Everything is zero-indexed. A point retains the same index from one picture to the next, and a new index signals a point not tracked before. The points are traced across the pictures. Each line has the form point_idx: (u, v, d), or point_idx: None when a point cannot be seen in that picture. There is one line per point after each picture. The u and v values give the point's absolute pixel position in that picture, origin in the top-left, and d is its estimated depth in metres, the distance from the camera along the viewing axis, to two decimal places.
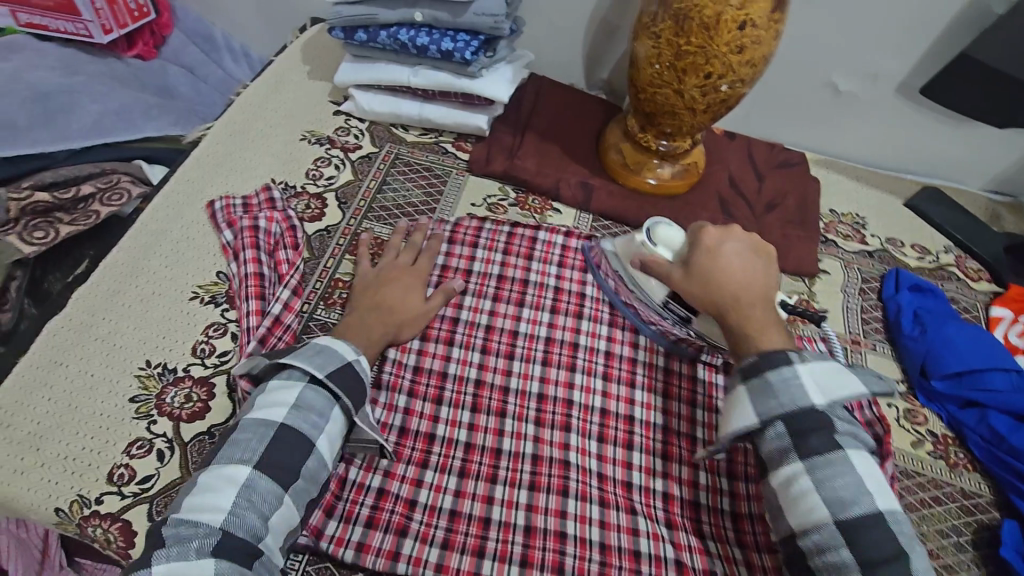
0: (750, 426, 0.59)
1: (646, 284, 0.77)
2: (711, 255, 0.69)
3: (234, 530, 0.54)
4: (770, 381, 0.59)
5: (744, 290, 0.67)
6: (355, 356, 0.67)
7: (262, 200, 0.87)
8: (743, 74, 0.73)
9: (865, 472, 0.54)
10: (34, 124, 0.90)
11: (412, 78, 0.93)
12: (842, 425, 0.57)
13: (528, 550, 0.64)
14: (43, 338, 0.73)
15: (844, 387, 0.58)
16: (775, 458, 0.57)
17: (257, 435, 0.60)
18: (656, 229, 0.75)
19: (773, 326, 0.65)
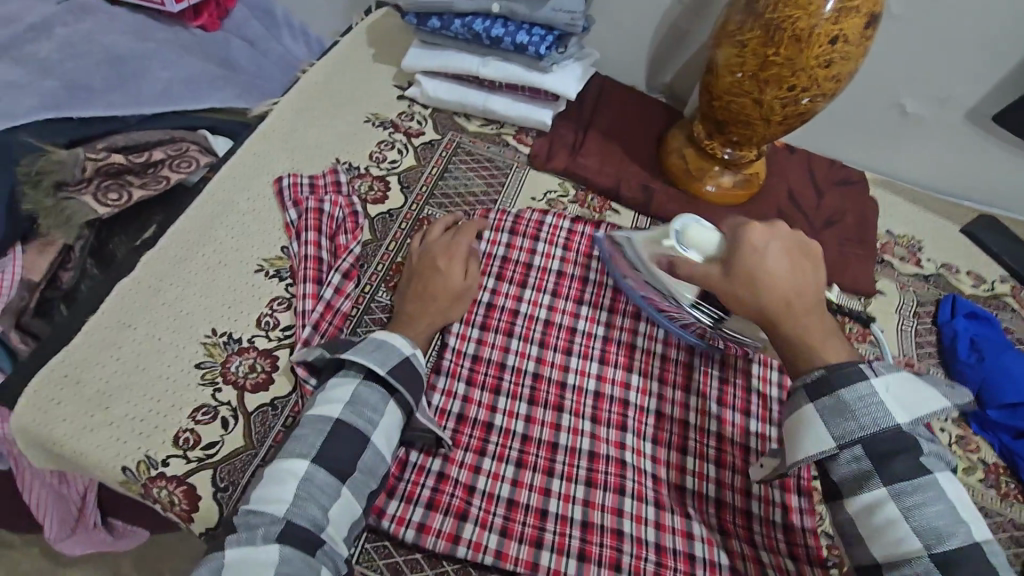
0: (827, 451, 0.56)
1: (665, 283, 0.72)
2: (755, 256, 0.62)
3: (296, 520, 0.55)
4: (845, 400, 0.56)
5: (795, 296, 0.61)
6: (411, 351, 0.68)
7: (328, 182, 0.88)
8: (826, 89, 0.74)
9: (954, 495, 0.52)
10: (109, 87, 0.91)
11: (481, 69, 0.94)
12: (926, 445, 0.55)
13: (585, 544, 0.64)
14: (113, 299, 0.74)
15: (925, 403, 0.55)
16: (852, 484, 0.55)
17: (314, 430, 0.60)
18: (686, 229, 0.68)
19: (829, 338, 0.60)
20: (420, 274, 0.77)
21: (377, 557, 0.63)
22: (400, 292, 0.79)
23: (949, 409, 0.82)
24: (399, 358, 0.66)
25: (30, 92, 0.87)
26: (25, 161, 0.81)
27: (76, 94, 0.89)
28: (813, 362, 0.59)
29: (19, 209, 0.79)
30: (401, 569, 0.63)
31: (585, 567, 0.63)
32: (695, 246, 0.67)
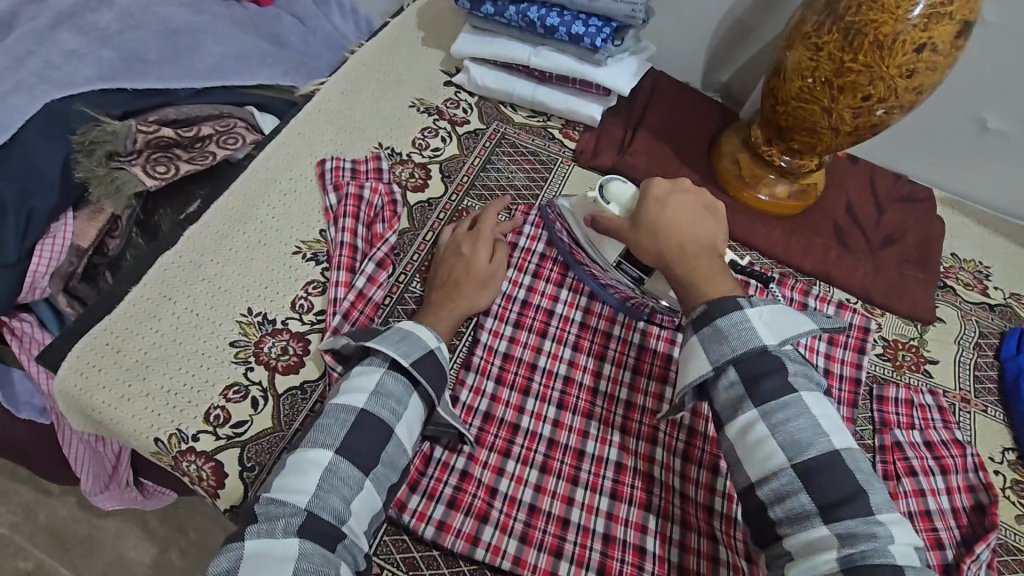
0: (706, 376, 0.58)
1: (598, 244, 0.76)
2: (657, 206, 0.66)
3: (319, 511, 0.55)
4: (724, 329, 0.58)
5: (689, 240, 0.64)
6: (436, 344, 0.67)
7: (370, 168, 0.87)
8: (905, 101, 0.69)
9: (818, 412, 0.53)
10: (164, 60, 0.92)
11: (532, 59, 0.91)
12: (796, 366, 0.56)
13: (606, 558, 0.63)
14: (155, 271, 0.75)
15: (794, 327, 0.58)
16: (729, 410, 0.56)
17: (337, 420, 0.60)
18: (607, 185, 0.72)
19: (718, 276, 0.62)
20: (446, 260, 0.77)
21: (395, 550, 0.63)
22: (431, 282, 0.77)
23: (1006, 450, 0.77)
24: (424, 350, 0.65)
25: (90, 61, 0.87)
26: (80, 130, 0.82)
27: (131, 65, 0.89)
28: (697, 297, 0.62)
29: (72, 175, 0.81)
30: (418, 566, 0.62)
31: None
32: (615, 201, 0.70)
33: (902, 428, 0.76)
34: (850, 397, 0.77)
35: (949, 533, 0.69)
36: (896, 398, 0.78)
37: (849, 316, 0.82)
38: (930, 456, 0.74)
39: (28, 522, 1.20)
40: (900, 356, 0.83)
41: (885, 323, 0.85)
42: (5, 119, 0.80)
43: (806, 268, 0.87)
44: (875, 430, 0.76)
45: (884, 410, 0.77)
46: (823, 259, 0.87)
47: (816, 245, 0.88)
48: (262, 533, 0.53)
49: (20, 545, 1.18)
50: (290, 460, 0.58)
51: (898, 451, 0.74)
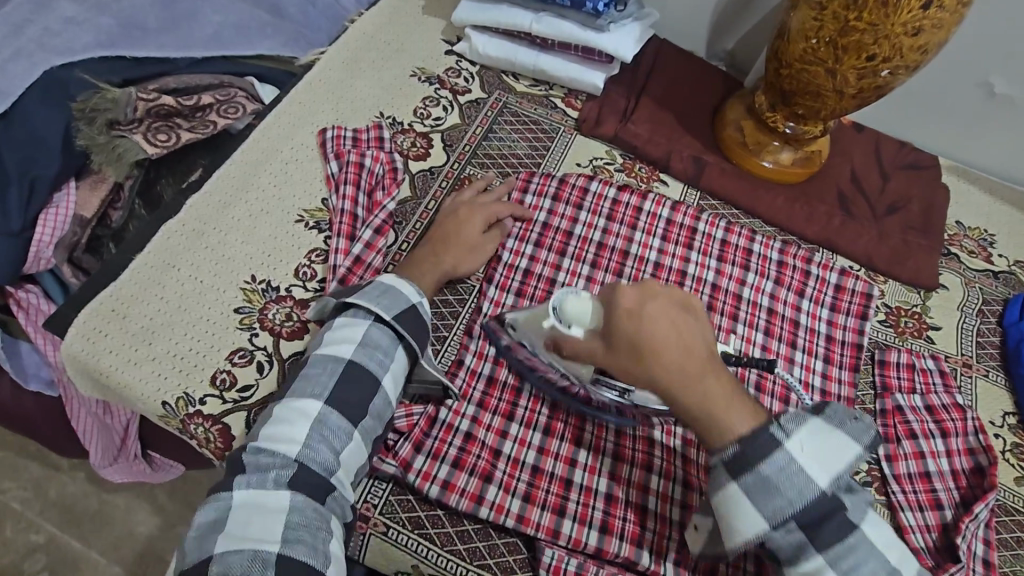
0: (760, 531, 0.52)
1: (561, 360, 0.67)
2: (632, 323, 0.54)
3: (309, 463, 0.57)
4: (767, 476, 0.52)
5: (684, 361, 0.53)
6: (418, 299, 0.68)
7: (371, 137, 0.86)
8: (909, 61, 0.68)
9: (878, 537, 0.52)
10: (162, 28, 0.91)
11: (534, 25, 0.90)
12: (846, 496, 0.53)
13: (608, 517, 0.64)
14: (158, 240, 0.76)
15: (840, 454, 0.53)
16: (790, 556, 0.52)
17: (326, 370, 0.61)
18: (562, 305, 0.63)
19: (733, 401, 0.53)
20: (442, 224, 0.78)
21: (399, 509, 0.64)
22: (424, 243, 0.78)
23: (1006, 415, 0.78)
24: (407, 305, 0.67)
25: (87, 28, 0.86)
26: (80, 97, 0.82)
27: (129, 33, 0.88)
28: (726, 437, 0.52)
29: (74, 143, 0.81)
30: (422, 524, 0.63)
31: (607, 538, 0.63)
32: (577, 321, 0.62)
33: (903, 392, 0.77)
34: (852, 361, 0.78)
35: (948, 495, 0.70)
36: (898, 363, 0.78)
37: (852, 283, 0.82)
38: (931, 420, 0.74)
39: (39, 497, 1.22)
40: (902, 322, 0.83)
41: (888, 290, 0.85)
42: (5, 86, 0.80)
43: (808, 235, 0.87)
44: (876, 395, 0.77)
45: (885, 375, 0.78)
46: (827, 226, 0.87)
47: (820, 212, 0.88)
48: (252, 483, 0.55)
49: (32, 520, 1.20)
50: (276, 411, 0.60)
51: (899, 415, 0.75)
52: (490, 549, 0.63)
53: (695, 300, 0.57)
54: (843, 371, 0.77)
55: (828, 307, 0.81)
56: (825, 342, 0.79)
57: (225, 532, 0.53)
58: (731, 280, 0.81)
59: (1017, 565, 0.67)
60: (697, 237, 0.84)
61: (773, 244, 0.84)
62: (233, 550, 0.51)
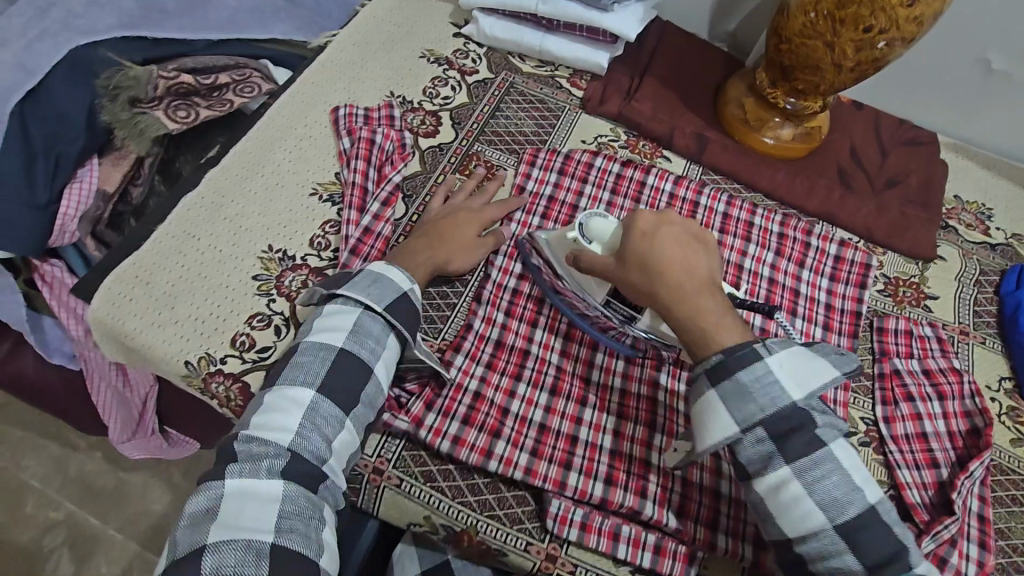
0: (730, 435, 0.56)
1: (580, 283, 0.71)
2: (645, 239, 0.63)
3: (300, 452, 0.59)
4: (744, 383, 0.56)
5: (683, 276, 0.61)
6: (408, 287, 0.69)
7: (383, 115, 0.89)
8: (906, 32, 0.70)
9: (848, 461, 0.55)
10: (180, 11, 0.94)
11: (540, 6, 0.92)
12: (819, 416, 0.57)
13: (612, 471, 0.66)
14: (179, 211, 0.79)
15: (815, 374, 0.57)
16: (757, 467, 0.56)
17: (318, 359, 0.63)
18: (587, 223, 0.68)
19: (724, 317, 0.60)
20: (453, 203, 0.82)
21: (412, 464, 0.67)
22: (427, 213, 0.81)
23: (1003, 380, 0.79)
24: (396, 293, 0.68)
25: (109, 10, 0.89)
26: (104, 73, 0.86)
27: (149, 14, 0.91)
28: (709, 347, 0.58)
29: (98, 120, 0.84)
30: (434, 477, 0.66)
31: (612, 489, 0.65)
32: (598, 239, 0.67)
33: (901, 357, 0.78)
34: (851, 328, 0.80)
35: (944, 454, 0.72)
36: (896, 330, 0.80)
37: (851, 254, 0.84)
38: (928, 383, 0.76)
39: (58, 474, 1.26)
40: (900, 292, 0.85)
41: (887, 261, 0.87)
42: (32, 65, 0.82)
43: (808, 208, 0.89)
44: (875, 359, 0.79)
45: (883, 341, 0.80)
46: (827, 200, 0.89)
47: (820, 186, 0.90)
48: (245, 473, 0.56)
49: (51, 496, 1.24)
50: (267, 400, 0.61)
51: (897, 378, 0.77)
52: (499, 501, 0.65)
53: (708, 236, 0.66)
54: (842, 337, 0.80)
55: (827, 277, 0.83)
56: (824, 310, 0.81)
57: (217, 523, 0.54)
58: (732, 251, 0.83)
59: (1011, 521, 0.69)
60: (699, 211, 0.86)
61: (774, 216, 0.86)
62: (225, 541, 0.53)
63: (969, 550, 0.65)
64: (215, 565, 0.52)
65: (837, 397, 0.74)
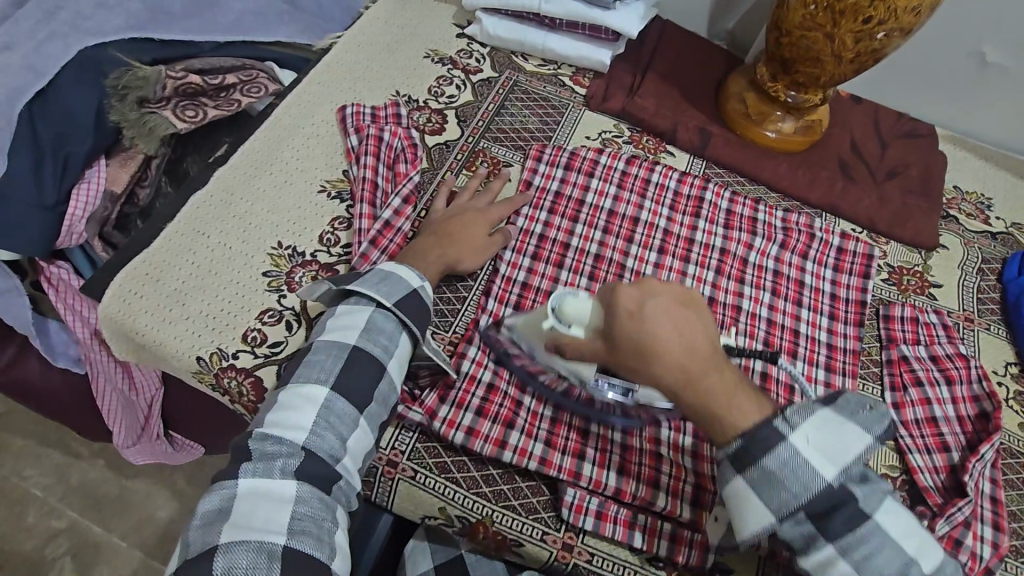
0: (768, 526, 0.52)
1: (566, 367, 0.65)
2: (634, 323, 0.53)
3: (315, 450, 0.57)
4: (774, 473, 0.52)
5: (688, 358, 0.53)
6: (419, 284, 0.69)
7: (389, 114, 0.90)
8: (905, 23, 0.72)
9: (895, 529, 0.51)
10: (187, 13, 0.94)
11: (543, 5, 0.94)
12: (859, 487, 0.52)
13: (627, 460, 0.66)
14: (188, 210, 0.79)
15: (847, 444, 0.53)
16: (800, 546, 0.52)
17: (330, 356, 0.62)
18: (561, 305, 0.62)
19: (736, 399, 0.54)
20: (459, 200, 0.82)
21: (426, 456, 0.66)
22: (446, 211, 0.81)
23: (1009, 364, 0.80)
24: (408, 290, 0.67)
25: (118, 12, 0.89)
26: (113, 74, 0.86)
27: (157, 16, 0.92)
28: (727, 433, 0.53)
29: (106, 120, 0.84)
30: (448, 468, 0.66)
31: (625, 479, 0.65)
32: (577, 321, 0.61)
33: (908, 344, 0.79)
34: (857, 317, 0.80)
35: (954, 438, 0.72)
36: (902, 317, 0.81)
37: (853, 245, 0.85)
38: (935, 368, 0.77)
39: (61, 483, 1.24)
40: (904, 280, 0.85)
41: (890, 251, 0.88)
42: (42, 66, 0.82)
43: (811, 200, 0.90)
44: (882, 346, 0.79)
45: (890, 328, 0.81)
46: (829, 191, 0.90)
47: (822, 178, 0.91)
48: (259, 472, 0.55)
49: (53, 506, 1.22)
50: (280, 398, 0.60)
51: (905, 365, 0.77)
52: (514, 491, 0.65)
53: (697, 296, 0.57)
54: (848, 326, 0.80)
55: (831, 267, 0.84)
56: (830, 300, 0.81)
57: (230, 524, 0.53)
58: (739, 244, 0.84)
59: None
60: (704, 205, 0.86)
61: (776, 210, 0.87)
62: (238, 541, 0.51)
63: (983, 532, 0.65)
64: (226, 566, 0.51)
65: (845, 384, 0.75)
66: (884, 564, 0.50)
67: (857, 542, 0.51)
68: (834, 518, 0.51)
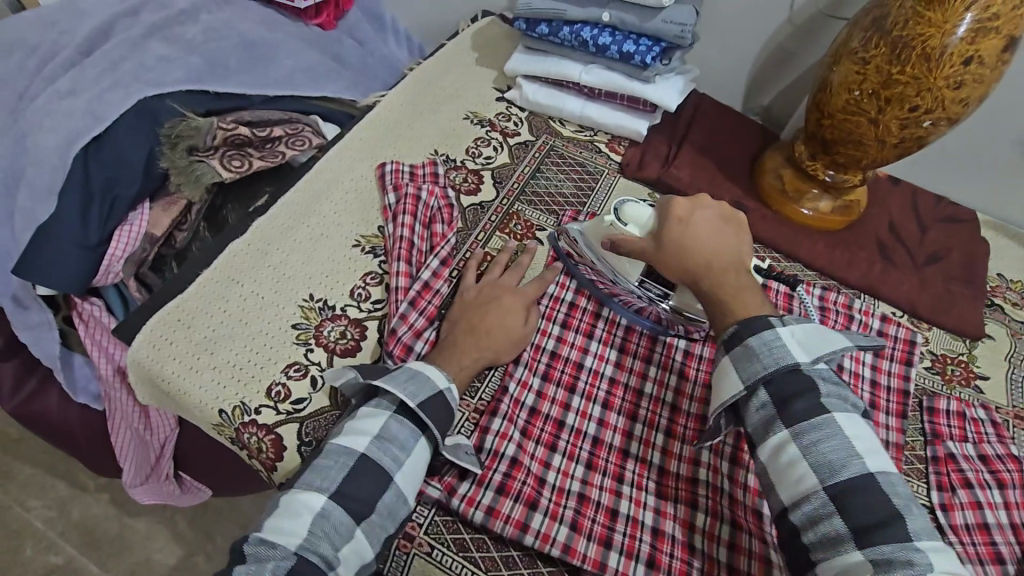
0: (738, 396, 0.57)
1: (616, 267, 0.75)
2: (682, 223, 0.66)
3: (308, 557, 0.53)
4: (753, 347, 0.57)
5: (717, 257, 0.63)
6: (446, 385, 0.65)
7: (427, 172, 0.91)
8: (951, 113, 0.72)
9: (853, 433, 0.52)
10: (242, 68, 1.00)
11: (583, 76, 0.95)
12: (827, 386, 0.55)
13: (655, 552, 0.62)
14: (225, 257, 0.80)
15: (828, 343, 0.57)
16: (760, 430, 0.55)
17: (337, 463, 0.58)
18: (622, 208, 0.72)
19: (748, 294, 0.62)
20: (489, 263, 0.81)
21: (444, 531, 0.63)
22: (481, 274, 0.80)
23: None
24: (434, 390, 0.64)
25: (178, 65, 0.95)
26: (168, 123, 0.90)
27: (214, 70, 0.97)
28: (730, 322, 0.60)
29: (156, 166, 0.87)
30: (467, 547, 0.63)
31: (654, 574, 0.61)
32: (634, 222, 0.71)
33: (955, 441, 0.75)
34: (899, 408, 0.76)
35: (1010, 549, 0.67)
36: (947, 410, 0.77)
37: (894, 330, 0.82)
38: (985, 470, 0.73)
39: (62, 517, 1.18)
40: (949, 370, 0.82)
41: (933, 338, 0.85)
42: (102, 112, 0.87)
43: (850, 280, 0.88)
44: (926, 442, 0.75)
45: (935, 422, 0.77)
46: (868, 272, 0.88)
47: (860, 259, 0.90)
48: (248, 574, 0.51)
49: (52, 541, 1.16)
50: (281, 502, 0.57)
51: (952, 463, 0.73)
52: None
53: (740, 217, 0.68)
54: (890, 417, 0.76)
55: (871, 352, 0.81)
56: (871, 387, 0.78)
57: None
58: None
59: None
60: None
61: (813, 288, 0.85)
62: None
63: None
64: None
65: None
66: (829, 451, 0.51)
67: (810, 427, 0.52)
68: (792, 407, 0.54)
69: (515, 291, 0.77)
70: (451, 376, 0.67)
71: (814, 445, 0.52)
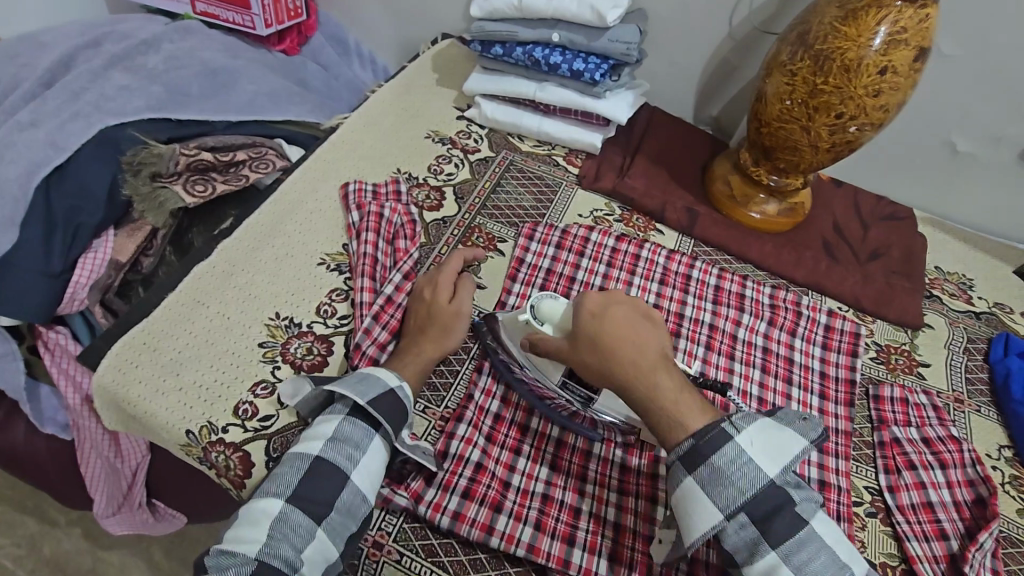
0: (716, 524, 0.54)
1: (538, 365, 0.69)
2: (595, 319, 0.63)
3: (268, 559, 0.54)
4: (721, 468, 0.54)
5: (642, 357, 0.60)
6: (397, 382, 0.66)
7: (389, 191, 0.93)
8: (874, 118, 0.78)
9: (830, 537, 0.53)
10: (204, 95, 1.02)
11: (538, 93, 0.99)
12: (798, 492, 0.55)
13: (617, 546, 0.64)
14: (191, 279, 0.81)
15: (787, 448, 0.55)
16: (744, 552, 0.54)
17: (292, 468, 0.60)
18: (538, 305, 0.68)
19: (688, 399, 0.59)
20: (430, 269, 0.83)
21: (412, 537, 0.65)
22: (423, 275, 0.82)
23: (1001, 448, 0.79)
24: (384, 389, 0.65)
25: (139, 95, 0.97)
26: (129, 152, 0.91)
27: (175, 99, 0.99)
28: (680, 433, 0.57)
29: (118, 194, 0.89)
30: (435, 551, 0.64)
31: (616, 569, 0.63)
32: (549, 319, 0.67)
33: (899, 425, 0.79)
34: (847, 396, 0.80)
35: (952, 525, 0.70)
36: (892, 397, 0.82)
37: (840, 322, 0.86)
38: (929, 452, 0.76)
39: (32, 554, 1.16)
40: (893, 359, 0.87)
41: (877, 330, 0.89)
42: (64, 143, 0.88)
43: (797, 278, 0.92)
44: (874, 428, 0.79)
45: (881, 408, 0.81)
46: (814, 270, 0.93)
47: (806, 258, 0.94)
48: None
49: None
50: (241, 512, 0.58)
51: (897, 447, 0.77)
52: None
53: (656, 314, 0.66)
54: (838, 406, 0.80)
55: (819, 345, 0.85)
56: (820, 378, 0.82)
57: None
58: (727, 321, 0.85)
59: None
60: (692, 283, 0.88)
61: (764, 287, 0.89)
62: None
63: None
64: None
65: (838, 467, 0.74)
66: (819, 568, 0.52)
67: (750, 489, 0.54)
68: (773, 526, 0.53)
69: (436, 279, 0.79)
70: (403, 377, 0.69)
71: (805, 565, 0.51)
